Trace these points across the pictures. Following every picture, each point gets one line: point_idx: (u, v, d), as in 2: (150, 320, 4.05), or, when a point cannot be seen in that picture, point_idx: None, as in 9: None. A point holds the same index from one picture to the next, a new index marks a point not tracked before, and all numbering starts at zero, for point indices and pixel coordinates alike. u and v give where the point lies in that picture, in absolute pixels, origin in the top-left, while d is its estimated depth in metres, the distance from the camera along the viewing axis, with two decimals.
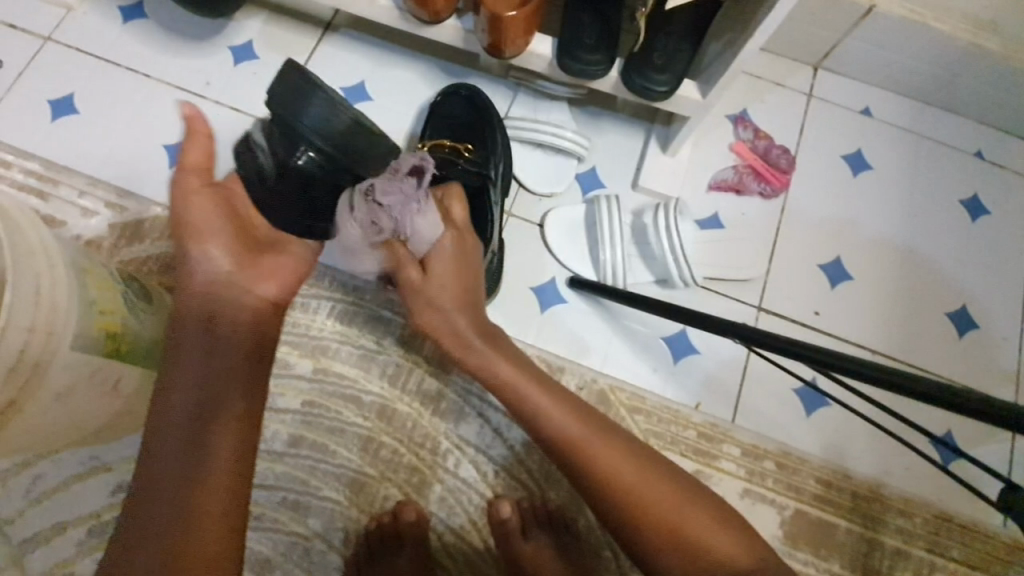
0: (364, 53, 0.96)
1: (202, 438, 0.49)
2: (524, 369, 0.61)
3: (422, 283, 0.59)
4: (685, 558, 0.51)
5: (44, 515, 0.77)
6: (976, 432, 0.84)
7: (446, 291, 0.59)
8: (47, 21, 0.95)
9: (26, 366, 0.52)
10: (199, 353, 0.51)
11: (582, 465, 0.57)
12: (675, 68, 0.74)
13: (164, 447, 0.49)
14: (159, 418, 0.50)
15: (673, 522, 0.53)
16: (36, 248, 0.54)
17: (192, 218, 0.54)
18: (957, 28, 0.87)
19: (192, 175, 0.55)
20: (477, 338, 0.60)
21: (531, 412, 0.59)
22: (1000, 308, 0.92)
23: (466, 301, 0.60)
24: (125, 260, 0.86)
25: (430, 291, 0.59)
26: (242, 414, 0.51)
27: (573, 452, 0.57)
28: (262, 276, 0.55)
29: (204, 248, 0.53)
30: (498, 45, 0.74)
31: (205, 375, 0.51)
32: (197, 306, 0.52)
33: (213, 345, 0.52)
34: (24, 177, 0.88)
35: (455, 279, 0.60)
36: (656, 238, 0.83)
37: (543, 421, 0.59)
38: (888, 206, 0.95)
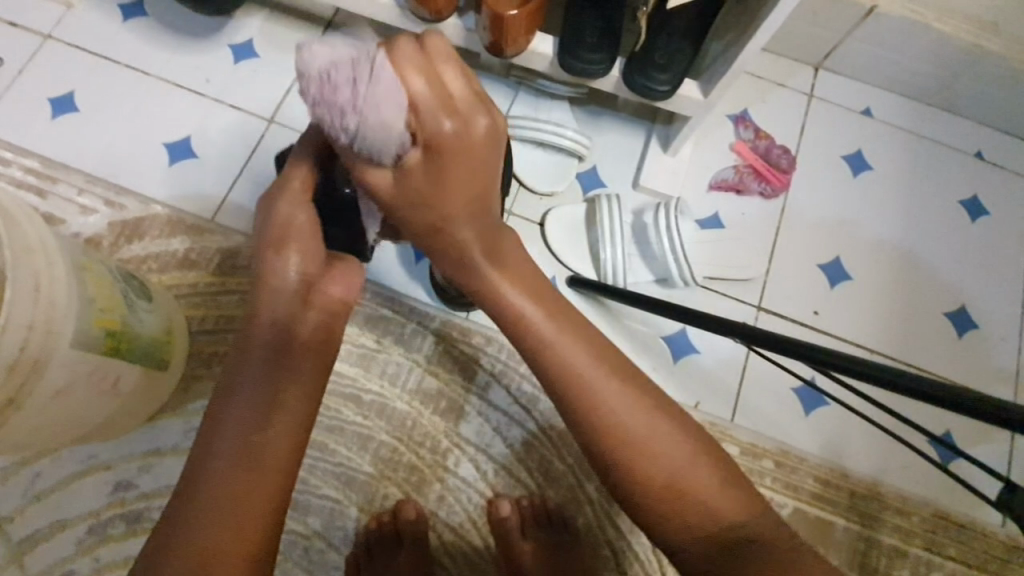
0: None
1: (257, 444, 0.45)
2: (532, 285, 0.48)
3: (396, 186, 0.43)
4: (664, 506, 0.44)
5: (43, 513, 0.77)
6: (974, 433, 0.84)
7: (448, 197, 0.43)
8: (48, 18, 0.95)
9: (25, 364, 0.52)
10: (267, 350, 0.47)
11: (576, 398, 0.46)
12: (677, 68, 0.74)
13: (212, 450, 0.45)
14: (213, 416, 0.46)
15: (660, 471, 0.44)
16: (36, 245, 0.54)
17: (287, 220, 0.49)
18: (959, 28, 0.87)
19: (299, 184, 0.50)
20: (482, 253, 0.47)
21: (528, 333, 0.47)
22: (999, 309, 0.92)
23: (473, 208, 0.45)
24: (125, 258, 0.86)
25: (404, 201, 0.44)
26: (300, 424, 0.47)
27: (575, 389, 0.46)
28: (338, 282, 0.51)
29: (293, 247, 0.49)
30: (500, 43, 0.74)
31: (266, 378, 0.46)
32: (275, 305, 0.48)
33: (280, 347, 0.48)
34: (23, 175, 0.88)
35: (454, 175, 0.43)
36: (656, 238, 0.83)
37: (540, 344, 0.47)
38: (888, 207, 0.95)
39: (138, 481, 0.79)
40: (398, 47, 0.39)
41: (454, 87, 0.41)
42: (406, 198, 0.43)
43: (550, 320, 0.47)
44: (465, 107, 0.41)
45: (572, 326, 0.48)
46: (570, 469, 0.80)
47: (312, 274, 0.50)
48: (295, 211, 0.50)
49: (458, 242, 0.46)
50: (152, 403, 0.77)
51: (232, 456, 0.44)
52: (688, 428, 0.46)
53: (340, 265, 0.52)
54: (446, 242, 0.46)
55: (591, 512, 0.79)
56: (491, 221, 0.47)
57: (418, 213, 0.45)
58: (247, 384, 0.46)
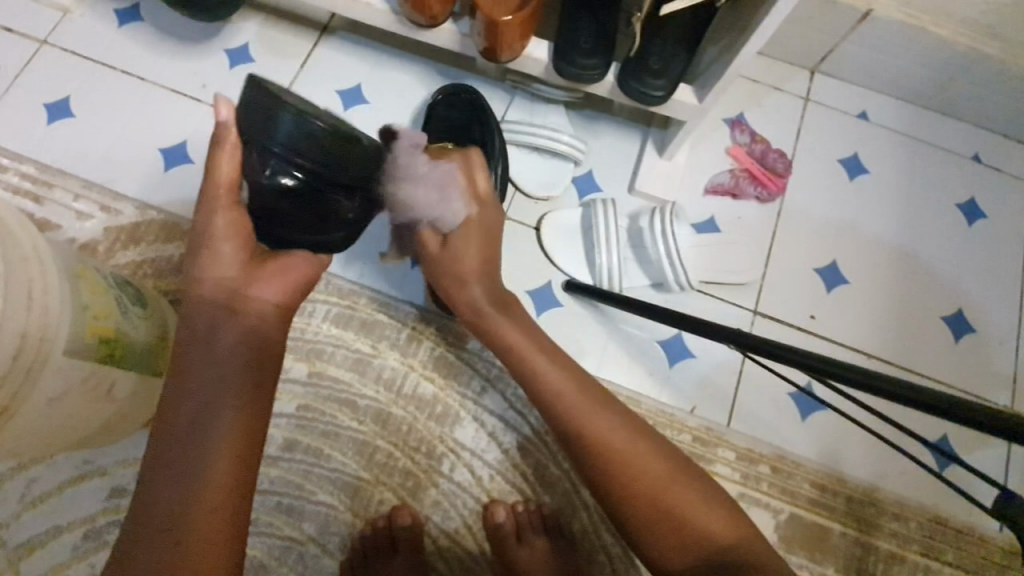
0: (361, 56, 0.96)
1: (195, 454, 0.47)
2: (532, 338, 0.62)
3: (447, 253, 0.64)
4: (661, 526, 0.54)
5: (38, 519, 0.77)
6: (971, 438, 0.84)
7: (469, 264, 0.63)
8: (44, 23, 0.95)
9: (19, 371, 0.52)
10: (200, 355, 0.50)
11: (574, 431, 0.58)
12: (672, 73, 0.74)
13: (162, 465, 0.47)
14: (160, 431, 0.48)
15: (642, 480, 0.55)
16: (28, 252, 0.54)
17: (209, 231, 0.53)
18: (955, 32, 0.87)
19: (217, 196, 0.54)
20: (493, 308, 0.63)
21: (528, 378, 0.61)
22: (996, 313, 0.92)
23: (484, 272, 0.64)
24: (121, 263, 0.86)
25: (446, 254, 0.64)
26: (241, 421, 0.49)
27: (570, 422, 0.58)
28: (267, 281, 0.53)
29: (215, 255, 0.53)
30: (494, 48, 0.74)
31: (203, 390, 0.49)
32: (203, 312, 0.51)
33: (213, 358, 0.50)
34: (19, 180, 0.88)
35: (486, 247, 0.64)
36: (652, 243, 0.83)
37: (541, 391, 0.60)
38: (885, 211, 0.95)
39: (134, 487, 0.79)
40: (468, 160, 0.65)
41: (482, 184, 0.64)
42: (453, 258, 0.63)
43: (551, 366, 0.61)
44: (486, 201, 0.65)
45: (559, 362, 0.61)
46: (565, 474, 0.80)
47: (236, 278, 0.53)
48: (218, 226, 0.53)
49: (477, 305, 0.64)
50: (148, 408, 0.77)
51: (180, 469, 0.47)
52: (664, 450, 0.58)
53: (270, 263, 0.54)
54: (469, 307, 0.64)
55: (587, 517, 0.79)
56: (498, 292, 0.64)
57: (452, 270, 0.64)
58: (187, 390, 0.49)
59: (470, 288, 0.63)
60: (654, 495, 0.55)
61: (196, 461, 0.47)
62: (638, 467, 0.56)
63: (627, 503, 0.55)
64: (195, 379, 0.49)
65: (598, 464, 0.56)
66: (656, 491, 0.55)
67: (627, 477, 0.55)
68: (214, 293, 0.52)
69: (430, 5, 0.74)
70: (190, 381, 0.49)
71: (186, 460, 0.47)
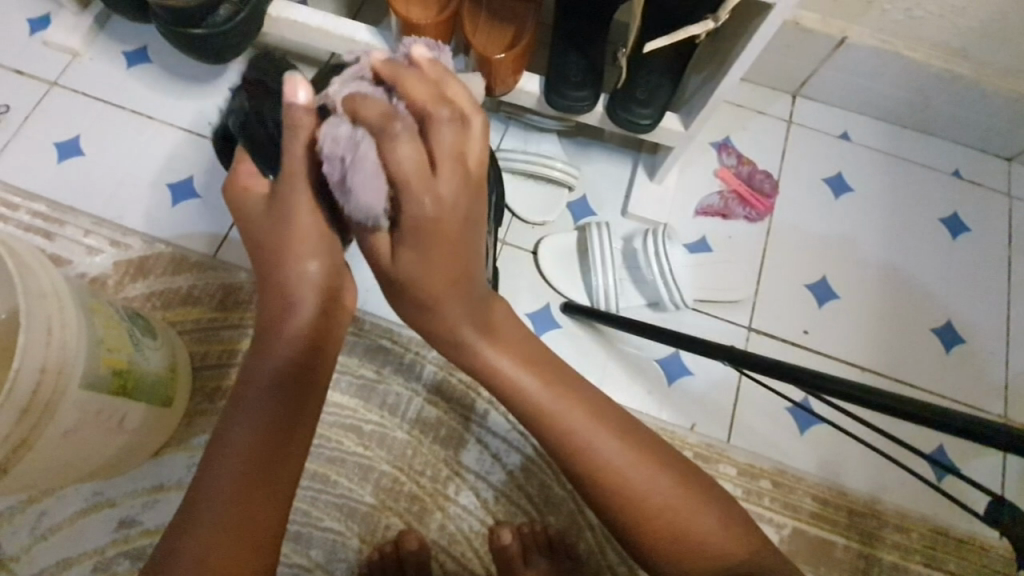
0: None
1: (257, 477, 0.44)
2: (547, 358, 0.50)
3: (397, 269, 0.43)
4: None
5: (48, 552, 0.78)
6: (967, 448, 0.85)
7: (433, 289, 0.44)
8: (55, 67, 0.99)
9: (38, 405, 0.54)
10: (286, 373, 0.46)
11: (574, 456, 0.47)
12: (658, 102, 0.77)
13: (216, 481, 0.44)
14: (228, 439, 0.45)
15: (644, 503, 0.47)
16: (47, 289, 0.56)
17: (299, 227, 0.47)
18: (928, 55, 0.91)
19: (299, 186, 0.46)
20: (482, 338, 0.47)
21: (531, 415, 0.48)
22: (984, 323, 0.94)
23: (465, 290, 0.45)
24: (130, 296, 0.88)
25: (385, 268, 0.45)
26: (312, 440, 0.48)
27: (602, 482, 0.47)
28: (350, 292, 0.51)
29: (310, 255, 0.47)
30: (489, 84, 0.78)
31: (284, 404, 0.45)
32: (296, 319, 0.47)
33: (286, 374, 0.45)
34: (31, 218, 0.91)
35: (448, 264, 0.43)
36: (646, 264, 0.86)
37: (543, 422, 0.47)
38: (871, 227, 0.98)
39: (142, 517, 0.79)
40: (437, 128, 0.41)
41: (445, 170, 0.41)
42: (405, 282, 0.43)
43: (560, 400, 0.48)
44: (457, 199, 0.41)
45: (571, 391, 0.49)
46: (570, 494, 0.81)
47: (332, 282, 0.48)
48: (298, 223, 0.46)
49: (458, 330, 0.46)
50: (156, 439, 0.78)
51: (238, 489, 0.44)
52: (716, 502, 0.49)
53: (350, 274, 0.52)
54: (453, 334, 0.47)
55: (591, 537, 0.79)
56: (489, 315, 0.47)
57: (414, 297, 0.44)
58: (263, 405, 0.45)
59: (440, 305, 0.45)
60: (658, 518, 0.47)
61: (264, 474, 0.45)
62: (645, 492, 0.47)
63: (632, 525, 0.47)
64: (264, 388, 0.45)
65: (603, 494, 0.47)
66: (660, 512, 0.47)
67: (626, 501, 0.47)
68: (286, 296, 0.46)
69: None
70: (255, 392, 0.45)
71: (245, 479, 0.44)
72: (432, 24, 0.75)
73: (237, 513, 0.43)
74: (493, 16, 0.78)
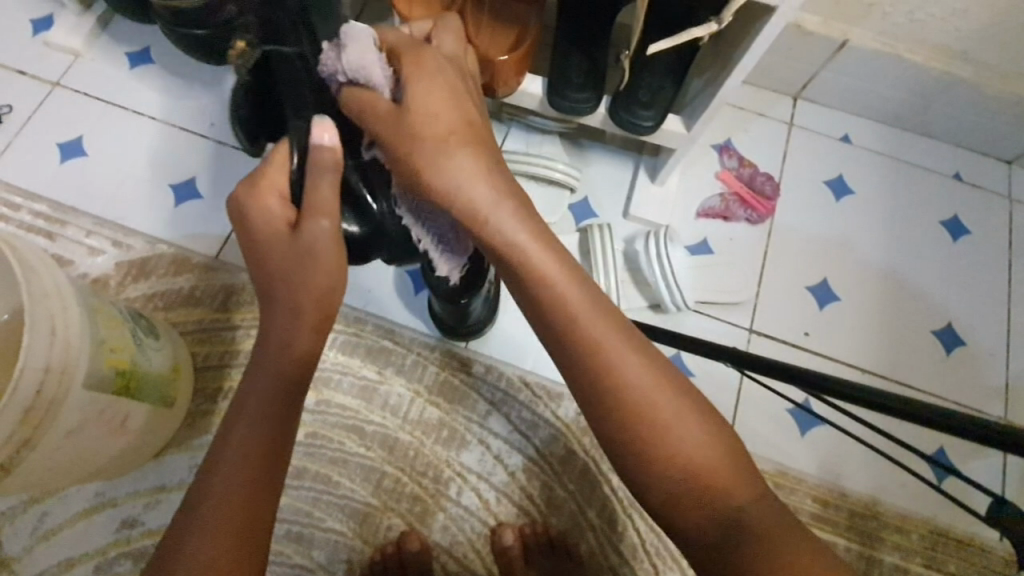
0: None
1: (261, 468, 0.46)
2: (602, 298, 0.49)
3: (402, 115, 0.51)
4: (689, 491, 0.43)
5: (50, 552, 0.78)
6: (967, 450, 0.86)
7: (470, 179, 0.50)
8: (57, 67, 0.99)
9: (42, 405, 0.54)
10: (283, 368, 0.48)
11: (600, 371, 0.46)
12: (659, 104, 0.77)
13: (218, 472, 0.45)
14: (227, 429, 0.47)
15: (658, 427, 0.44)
16: (51, 289, 0.56)
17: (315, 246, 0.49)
18: (929, 58, 0.91)
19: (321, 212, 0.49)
20: (535, 242, 0.49)
21: (564, 316, 0.47)
22: (984, 325, 0.94)
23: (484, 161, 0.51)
24: (133, 296, 0.88)
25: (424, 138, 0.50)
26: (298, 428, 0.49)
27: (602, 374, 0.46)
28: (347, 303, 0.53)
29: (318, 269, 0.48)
30: (491, 86, 0.78)
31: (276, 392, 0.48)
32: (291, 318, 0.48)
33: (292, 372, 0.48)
34: (33, 219, 0.91)
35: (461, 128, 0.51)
36: (648, 265, 0.86)
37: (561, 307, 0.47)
38: (872, 229, 0.98)
39: (144, 518, 0.79)
40: (442, 27, 0.57)
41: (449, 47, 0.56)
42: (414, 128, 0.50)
43: (600, 319, 0.47)
44: (462, 70, 0.55)
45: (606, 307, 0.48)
46: (571, 495, 0.81)
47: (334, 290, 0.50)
48: (322, 243, 0.49)
49: (495, 227, 0.49)
50: (158, 439, 0.78)
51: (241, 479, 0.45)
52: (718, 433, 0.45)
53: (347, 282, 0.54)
54: (478, 210, 0.49)
55: (593, 538, 0.79)
56: (540, 228, 0.50)
57: (427, 148, 0.50)
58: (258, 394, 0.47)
59: (455, 163, 0.50)
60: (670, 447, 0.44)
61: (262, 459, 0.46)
62: (663, 420, 0.45)
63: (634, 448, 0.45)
64: (268, 385, 0.48)
65: (607, 404, 0.46)
66: (675, 444, 0.44)
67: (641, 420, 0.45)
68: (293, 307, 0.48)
69: None
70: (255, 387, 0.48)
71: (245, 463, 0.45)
72: None
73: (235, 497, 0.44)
74: (495, 18, 0.78)
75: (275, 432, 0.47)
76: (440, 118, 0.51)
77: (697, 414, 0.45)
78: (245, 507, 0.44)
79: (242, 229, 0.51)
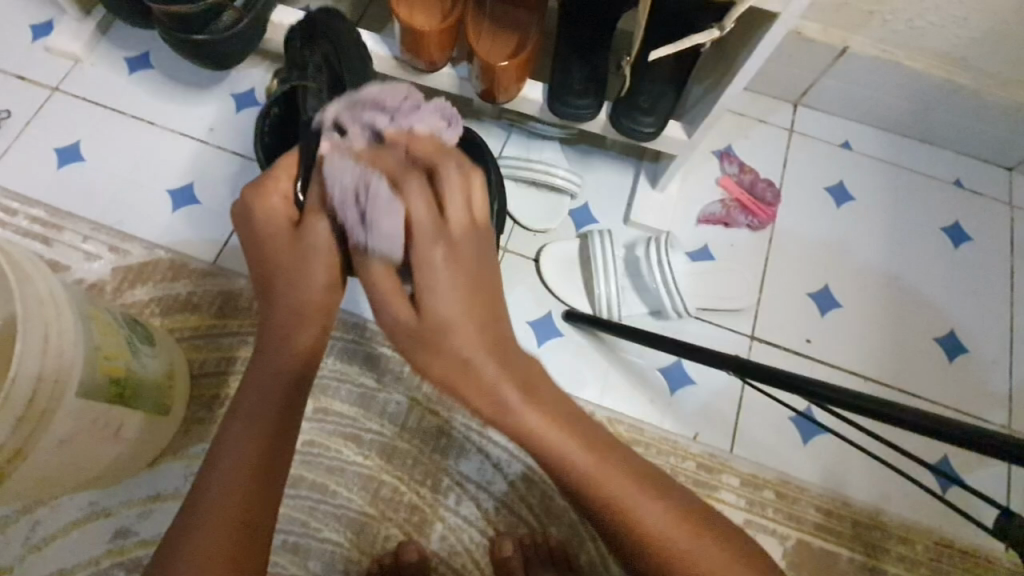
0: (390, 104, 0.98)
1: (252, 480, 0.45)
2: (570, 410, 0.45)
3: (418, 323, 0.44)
4: None
5: (41, 562, 0.76)
6: (971, 459, 0.85)
7: (454, 334, 0.43)
8: (55, 72, 0.99)
9: (34, 413, 0.53)
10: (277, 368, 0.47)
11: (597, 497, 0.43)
12: (660, 111, 0.77)
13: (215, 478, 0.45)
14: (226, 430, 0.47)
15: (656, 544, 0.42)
16: (45, 295, 0.56)
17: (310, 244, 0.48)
18: (928, 66, 0.91)
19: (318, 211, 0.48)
20: (514, 391, 0.43)
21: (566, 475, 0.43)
22: (986, 333, 0.94)
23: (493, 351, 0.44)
24: (129, 302, 0.87)
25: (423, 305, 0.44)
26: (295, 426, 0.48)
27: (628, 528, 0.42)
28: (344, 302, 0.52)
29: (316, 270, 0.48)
30: (491, 91, 0.78)
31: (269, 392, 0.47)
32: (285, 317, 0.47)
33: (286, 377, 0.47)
34: (29, 224, 0.90)
35: (478, 328, 0.44)
36: (649, 272, 0.85)
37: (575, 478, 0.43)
38: (873, 236, 0.98)
39: (138, 527, 0.78)
40: (447, 175, 0.47)
41: (456, 211, 0.47)
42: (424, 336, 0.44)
43: (584, 450, 0.43)
44: (476, 233, 0.47)
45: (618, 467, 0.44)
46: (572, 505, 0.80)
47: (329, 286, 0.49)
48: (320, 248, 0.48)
49: (483, 382, 0.43)
50: (153, 447, 0.77)
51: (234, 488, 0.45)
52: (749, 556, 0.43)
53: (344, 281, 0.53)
54: (488, 399, 0.43)
55: (594, 548, 0.78)
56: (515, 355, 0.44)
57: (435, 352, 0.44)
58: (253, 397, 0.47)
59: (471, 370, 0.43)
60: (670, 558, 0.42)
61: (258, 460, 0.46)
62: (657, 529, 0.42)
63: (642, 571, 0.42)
64: (262, 390, 0.47)
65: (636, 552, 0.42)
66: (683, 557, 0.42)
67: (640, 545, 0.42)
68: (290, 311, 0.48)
69: (428, 51, 0.78)
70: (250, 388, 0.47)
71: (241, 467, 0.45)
72: (434, 31, 0.75)
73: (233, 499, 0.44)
74: (496, 24, 0.78)
75: (266, 441, 0.46)
76: (440, 276, 0.44)
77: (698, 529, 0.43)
78: (236, 519, 0.44)
79: (246, 232, 0.51)
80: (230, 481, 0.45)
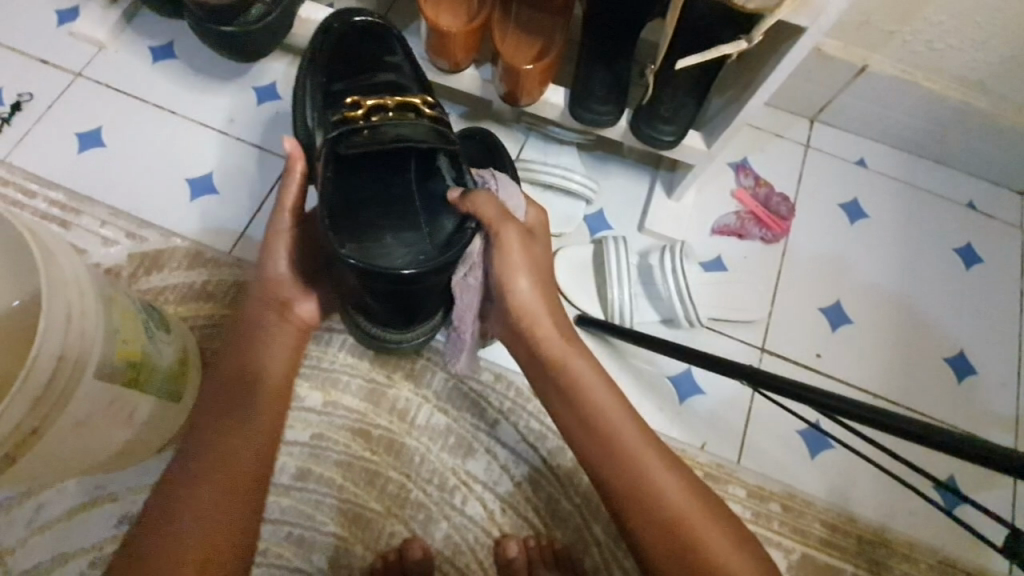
0: None
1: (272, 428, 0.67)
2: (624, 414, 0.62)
3: (530, 288, 0.65)
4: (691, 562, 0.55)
5: (44, 545, 0.76)
6: (979, 478, 0.85)
7: (540, 315, 0.66)
8: (80, 57, 1.00)
9: (54, 393, 0.54)
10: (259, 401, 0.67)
11: (631, 468, 0.59)
12: (681, 120, 0.77)
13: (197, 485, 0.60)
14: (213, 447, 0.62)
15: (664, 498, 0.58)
16: (70, 277, 0.56)
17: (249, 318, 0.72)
18: (946, 87, 0.92)
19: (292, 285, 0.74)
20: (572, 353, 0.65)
21: (599, 426, 0.62)
22: (996, 355, 0.94)
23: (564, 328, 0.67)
24: (144, 288, 0.88)
25: (533, 327, 0.66)
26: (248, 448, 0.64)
27: (625, 464, 0.60)
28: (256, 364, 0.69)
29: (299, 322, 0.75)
30: (514, 94, 0.79)
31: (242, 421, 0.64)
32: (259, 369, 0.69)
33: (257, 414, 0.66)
34: (48, 207, 0.91)
35: (553, 306, 0.67)
36: (662, 279, 0.85)
37: (601, 425, 0.61)
38: (885, 254, 0.98)
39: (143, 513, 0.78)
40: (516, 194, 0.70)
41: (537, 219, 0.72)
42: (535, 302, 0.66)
43: (618, 410, 0.62)
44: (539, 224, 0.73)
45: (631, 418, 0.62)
46: (578, 509, 0.80)
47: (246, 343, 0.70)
48: (267, 328, 0.72)
49: (557, 350, 0.65)
50: (162, 434, 0.77)
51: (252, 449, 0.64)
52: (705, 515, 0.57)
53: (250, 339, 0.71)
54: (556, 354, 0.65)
55: (598, 553, 0.78)
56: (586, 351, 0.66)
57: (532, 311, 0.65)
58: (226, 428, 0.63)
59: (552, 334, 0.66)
60: (676, 511, 0.57)
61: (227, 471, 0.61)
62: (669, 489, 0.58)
63: (645, 527, 0.58)
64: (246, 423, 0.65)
65: (623, 477, 0.59)
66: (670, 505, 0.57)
67: (651, 499, 0.58)
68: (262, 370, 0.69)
69: (454, 53, 0.78)
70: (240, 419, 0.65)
71: (217, 474, 0.61)
72: (461, 32, 0.75)
73: (212, 501, 0.59)
74: (522, 27, 0.79)
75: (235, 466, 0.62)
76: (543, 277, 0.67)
77: (705, 502, 0.58)
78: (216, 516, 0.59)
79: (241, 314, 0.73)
80: (215, 476, 0.61)
